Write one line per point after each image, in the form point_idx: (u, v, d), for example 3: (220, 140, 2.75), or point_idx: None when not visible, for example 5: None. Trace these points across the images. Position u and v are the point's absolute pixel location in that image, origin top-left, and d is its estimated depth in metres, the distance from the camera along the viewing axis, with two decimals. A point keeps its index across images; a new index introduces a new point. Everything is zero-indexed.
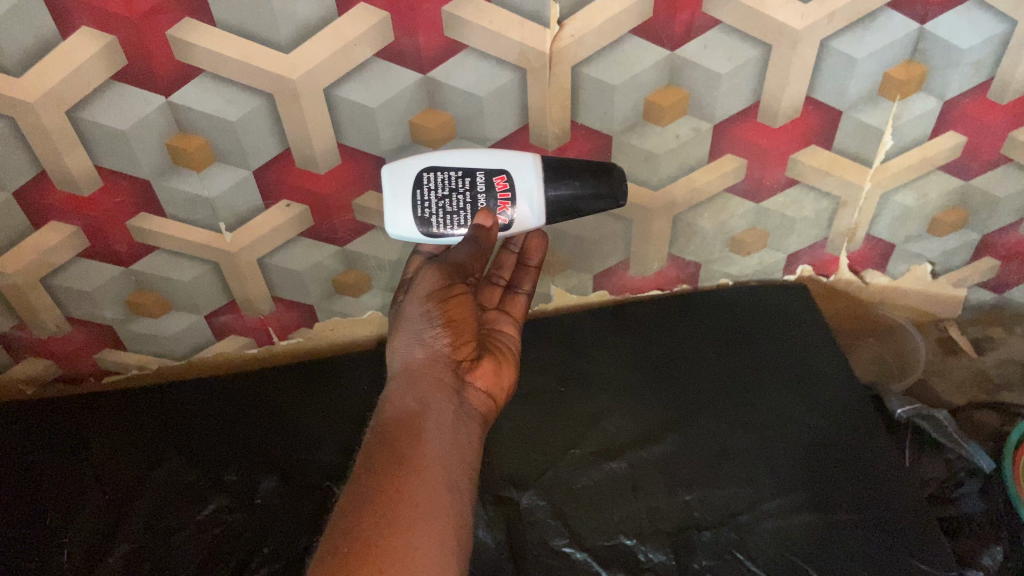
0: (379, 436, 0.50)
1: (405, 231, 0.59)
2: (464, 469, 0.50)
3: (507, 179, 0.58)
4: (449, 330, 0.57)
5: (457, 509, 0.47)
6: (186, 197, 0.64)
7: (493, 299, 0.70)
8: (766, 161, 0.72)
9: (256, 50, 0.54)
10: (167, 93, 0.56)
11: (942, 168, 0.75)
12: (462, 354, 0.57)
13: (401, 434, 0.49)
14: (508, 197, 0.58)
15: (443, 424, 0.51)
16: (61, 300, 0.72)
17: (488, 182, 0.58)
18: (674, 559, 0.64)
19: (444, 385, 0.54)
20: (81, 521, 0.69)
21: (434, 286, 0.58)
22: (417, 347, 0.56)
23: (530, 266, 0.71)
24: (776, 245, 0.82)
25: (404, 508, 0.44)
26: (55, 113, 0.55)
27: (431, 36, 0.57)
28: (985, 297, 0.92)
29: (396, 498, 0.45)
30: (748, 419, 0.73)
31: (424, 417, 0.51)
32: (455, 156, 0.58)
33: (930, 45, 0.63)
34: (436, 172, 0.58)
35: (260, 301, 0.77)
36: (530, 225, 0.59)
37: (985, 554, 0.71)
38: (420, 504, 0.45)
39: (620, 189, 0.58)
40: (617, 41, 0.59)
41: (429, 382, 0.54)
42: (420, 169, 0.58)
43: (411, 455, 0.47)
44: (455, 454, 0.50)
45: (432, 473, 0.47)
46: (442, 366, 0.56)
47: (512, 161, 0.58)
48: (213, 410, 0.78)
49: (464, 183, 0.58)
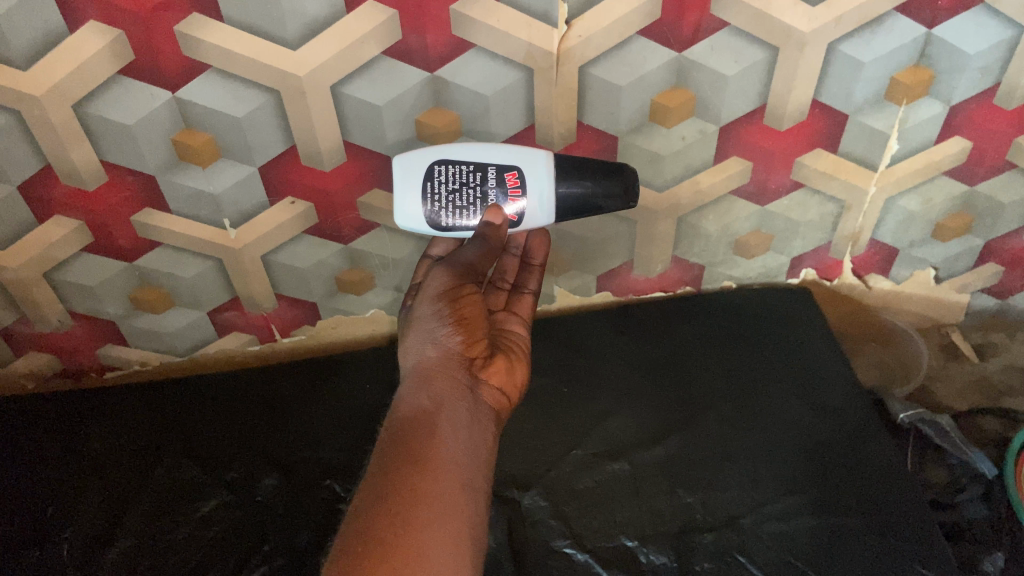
0: (391, 435, 0.49)
1: (414, 222, 0.59)
2: (479, 468, 0.50)
3: (519, 176, 0.58)
4: (460, 329, 0.57)
5: (472, 508, 0.47)
6: (191, 192, 0.64)
7: (500, 301, 0.70)
8: (772, 164, 0.72)
9: (263, 47, 0.54)
10: (173, 89, 0.56)
11: (947, 172, 0.75)
12: (475, 352, 0.58)
13: (413, 432, 0.49)
14: (519, 194, 0.58)
15: (458, 421, 0.51)
16: (64, 295, 0.72)
17: (500, 178, 0.58)
18: (676, 561, 0.64)
19: (457, 383, 0.54)
20: (82, 517, 0.69)
21: (445, 285, 0.59)
22: (429, 347, 0.56)
23: (534, 265, 0.71)
24: (779, 248, 0.82)
25: (420, 508, 0.44)
26: (61, 107, 0.55)
27: (438, 34, 0.57)
28: (988, 303, 0.92)
29: (410, 497, 0.45)
30: (750, 423, 0.73)
31: (438, 416, 0.50)
32: (466, 150, 0.58)
33: (938, 50, 0.63)
34: (447, 165, 0.58)
35: (263, 298, 0.77)
36: (538, 221, 0.59)
37: (986, 560, 0.71)
38: (436, 503, 0.45)
39: (631, 188, 0.58)
40: (624, 42, 0.59)
41: (443, 380, 0.54)
42: (431, 162, 0.58)
43: (425, 453, 0.47)
44: (470, 452, 0.50)
45: (447, 472, 0.47)
46: (455, 365, 0.55)
47: (524, 158, 0.58)
48: (214, 405, 0.78)
49: (475, 178, 0.58)
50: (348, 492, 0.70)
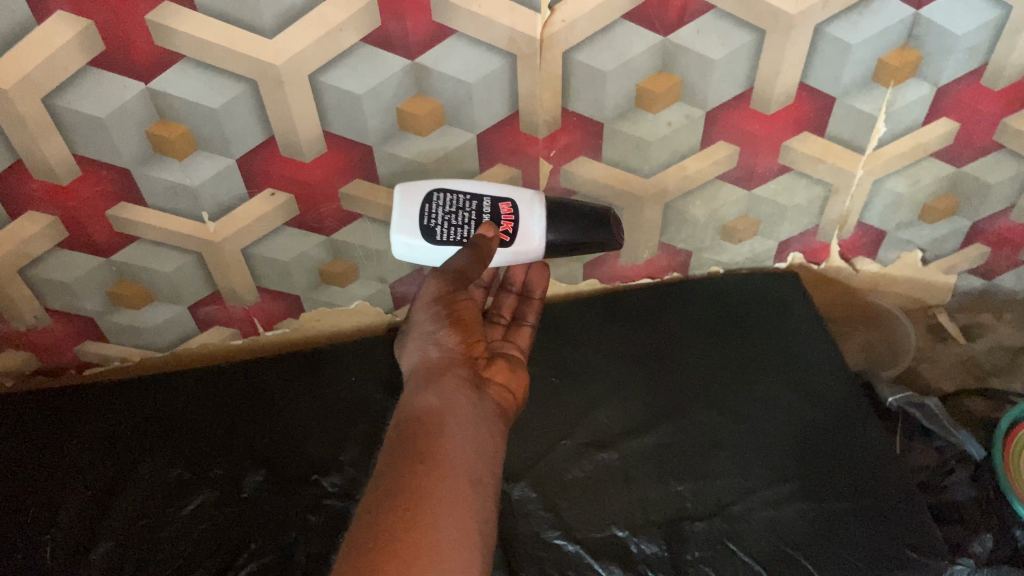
0: (398, 433, 0.49)
1: (407, 235, 0.61)
2: (486, 468, 0.49)
3: (513, 206, 0.62)
4: (457, 329, 0.56)
5: (481, 507, 0.46)
6: (167, 185, 0.62)
7: (498, 334, 0.69)
8: (759, 148, 0.71)
9: (238, 36, 0.53)
10: (146, 80, 0.55)
11: (933, 155, 0.74)
12: (477, 351, 0.57)
13: (422, 430, 0.48)
14: (512, 222, 0.62)
15: (465, 421, 0.50)
16: (41, 292, 0.70)
17: (494, 208, 0.62)
18: (667, 550, 0.63)
19: (463, 382, 0.53)
20: (65, 517, 0.68)
21: (440, 289, 0.57)
22: (429, 347, 0.55)
23: (532, 299, 0.72)
24: (767, 233, 0.81)
25: (429, 505, 0.43)
26: (32, 101, 0.53)
27: (419, 20, 0.55)
28: (975, 284, 0.92)
29: (418, 496, 0.44)
30: (740, 409, 0.73)
31: (445, 415, 0.49)
32: (462, 182, 0.62)
33: (925, 31, 0.62)
34: (445, 193, 0.62)
35: (245, 292, 0.76)
36: (529, 250, 0.62)
37: (975, 541, 0.71)
38: (445, 501, 0.44)
39: (613, 232, 0.64)
40: (609, 27, 0.58)
41: (449, 381, 0.53)
42: (429, 188, 0.61)
43: (432, 453, 0.46)
44: (476, 451, 0.49)
45: (456, 471, 0.46)
46: (458, 365, 0.54)
47: (518, 193, 0.63)
48: (199, 400, 0.77)
49: (471, 204, 0.62)
50: (337, 487, 0.69)
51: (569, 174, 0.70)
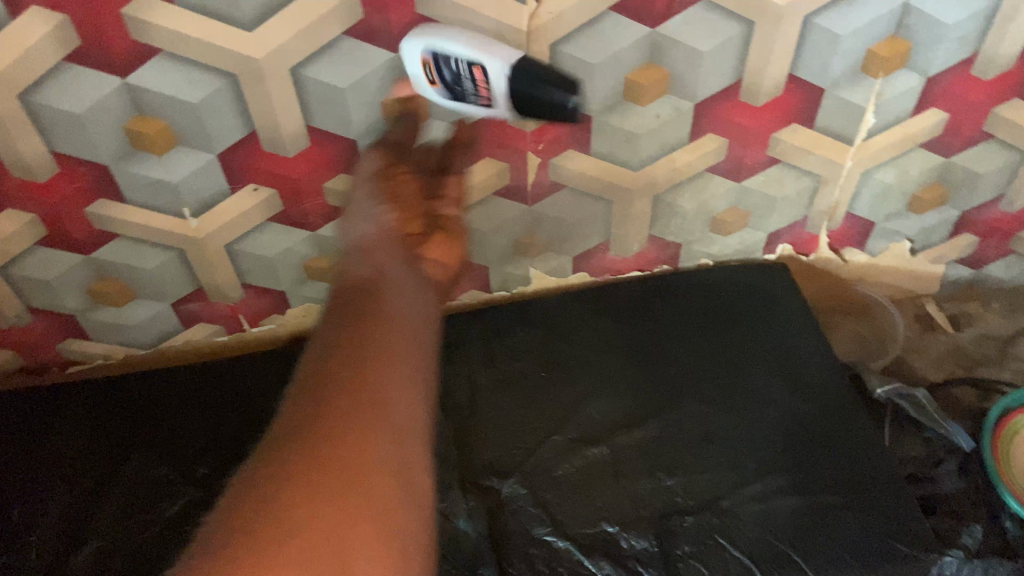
0: (339, 303, 0.51)
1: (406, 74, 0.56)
2: (425, 329, 0.52)
3: (482, 72, 0.52)
4: (394, 206, 0.60)
5: (424, 364, 0.49)
6: (148, 181, 0.61)
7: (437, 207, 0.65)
8: (748, 140, 0.70)
9: (217, 30, 0.52)
10: (124, 74, 0.53)
11: (923, 145, 0.74)
12: (412, 228, 0.61)
13: (361, 298, 0.51)
14: (487, 95, 0.54)
15: (401, 290, 0.53)
16: (20, 290, 0.69)
17: (472, 75, 0.53)
18: (657, 545, 0.63)
19: (397, 254, 0.57)
20: (48, 518, 0.67)
21: (379, 165, 0.60)
22: (368, 222, 0.58)
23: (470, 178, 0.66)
24: (756, 225, 0.81)
25: (371, 356, 0.46)
26: (6, 97, 0.52)
27: (402, 12, 0.54)
28: (963, 273, 0.92)
29: (358, 347, 0.46)
30: (730, 402, 0.73)
31: (381, 286, 0.53)
32: (456, 41, 0.52)
33: (915, 21, 0.62)
34: (438, 54, 0.53)
35: (229, 289, 0.75)
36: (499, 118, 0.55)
37: (964, 534, 0.71)
38: (383, 353, 0.46)
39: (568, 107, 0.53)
40: (596, 19, 0.57)
41: (382, 254, 0.56)
42: (422, 45, 0.53)
43: (369, 313, 0.49)
44: (414, 315, 0.52)
45: (393, 329, 0.48)
46: (390, 241, 0.58)
47: (491, 52, 0.52)
48: (183, 396, 0.76)
49: (463, 72, 0.53)
50: None
51: (557, 168, 0.69)
